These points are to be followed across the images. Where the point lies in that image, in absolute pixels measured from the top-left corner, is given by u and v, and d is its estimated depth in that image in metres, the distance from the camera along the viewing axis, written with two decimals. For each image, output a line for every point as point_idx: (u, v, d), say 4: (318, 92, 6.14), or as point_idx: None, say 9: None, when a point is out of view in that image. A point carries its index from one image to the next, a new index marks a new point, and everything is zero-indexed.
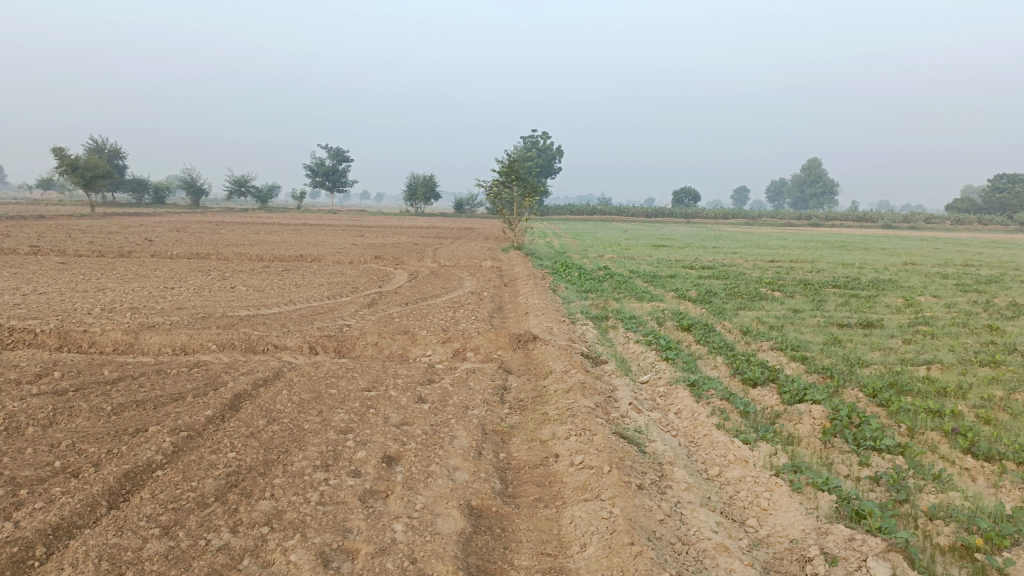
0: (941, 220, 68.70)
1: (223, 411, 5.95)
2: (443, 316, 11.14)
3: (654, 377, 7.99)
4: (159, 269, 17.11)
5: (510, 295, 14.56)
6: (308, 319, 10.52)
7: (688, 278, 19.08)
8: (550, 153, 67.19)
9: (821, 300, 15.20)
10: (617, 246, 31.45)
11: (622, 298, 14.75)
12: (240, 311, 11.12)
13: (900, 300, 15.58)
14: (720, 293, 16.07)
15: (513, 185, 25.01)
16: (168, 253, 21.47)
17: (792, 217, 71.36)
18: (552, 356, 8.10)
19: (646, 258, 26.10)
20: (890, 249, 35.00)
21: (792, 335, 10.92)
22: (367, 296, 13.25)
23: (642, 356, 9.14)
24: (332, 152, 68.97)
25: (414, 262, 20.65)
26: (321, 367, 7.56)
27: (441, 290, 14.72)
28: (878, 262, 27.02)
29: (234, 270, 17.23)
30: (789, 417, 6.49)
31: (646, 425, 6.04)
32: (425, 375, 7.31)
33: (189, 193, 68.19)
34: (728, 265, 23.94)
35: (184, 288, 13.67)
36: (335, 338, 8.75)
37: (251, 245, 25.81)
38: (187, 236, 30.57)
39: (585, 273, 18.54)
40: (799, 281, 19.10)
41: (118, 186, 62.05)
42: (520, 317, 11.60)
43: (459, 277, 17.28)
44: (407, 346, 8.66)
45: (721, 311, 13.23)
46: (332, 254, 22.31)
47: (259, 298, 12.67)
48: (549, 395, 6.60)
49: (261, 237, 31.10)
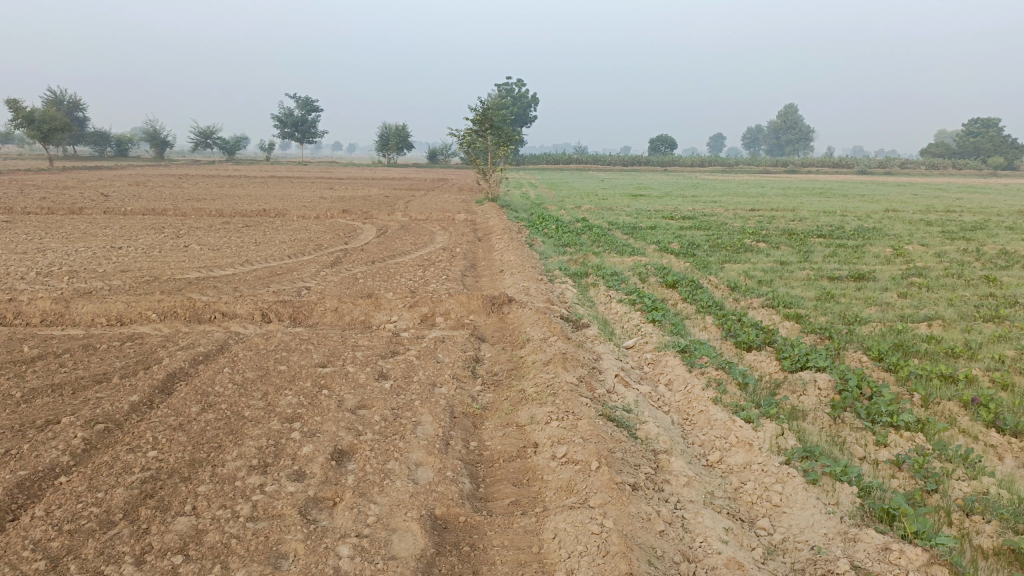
0: (916, 165, 68.48)
1: (153, 397, 5.19)
2: (412, 275, 10.35)
3: (640, 342, 7.32)
4: (110, 227, 16.04)
5: (484, 251, 13.77)
6: (264, 281, 9.69)
7: (669, 229, 18.41)
8: (525, 100, 65.74)
9: (808, 250, 14.58)
10: (595, 196, 30.64)
11: (601, 252, 14.03)
12: (190, 273, 10.24)
13: (889, 250, 15.01)
14: (704, 244, 15.40)
15: (487, 134, 24.01)
16: (122, 209, 20.29)
17: (768, 163, 70.88)
18: (528, 321, 7.38)
19: (625, 208, 25.38)
20: (870, 196, 34.45)
21: (783, 290, 10.29)
22: (332, 255, 12.41)
23: (626, 317, 8.47)
24: (300, 102, 66.76)
25: (384, 216, 19.72)
26: (271, 338, 6.78)
27: (411, 246, 13.88)
28: (859, 209, 26.52)
29: (191, 227, 16.25)
30: (792, 388, 5.86)
31: (635, 401, 5.37)
32: (388, 346, 6.57)
33: (153, 145, 65.84)
34: (710, 214, 23.28)
35: (134, 247, 12.70)
36: (290, 304, 7.95)
37: (213, 199, 24.62)
38: (147, 190, 29.21)
39: (562, 225, 17.74)
40: (783, 230, 18.48)
41: (77, 139, 59.65)
42: (494, 276, 10.85)
43: (430, 232, 16.43)
44: (370, 311, 7.89)
45: (706, 264, 12.56)
46: (298, 208, 21.28)
47: (214, 258, 11.75)
48: (526, 368, 5.90)
49: (225, 190, 29.75)
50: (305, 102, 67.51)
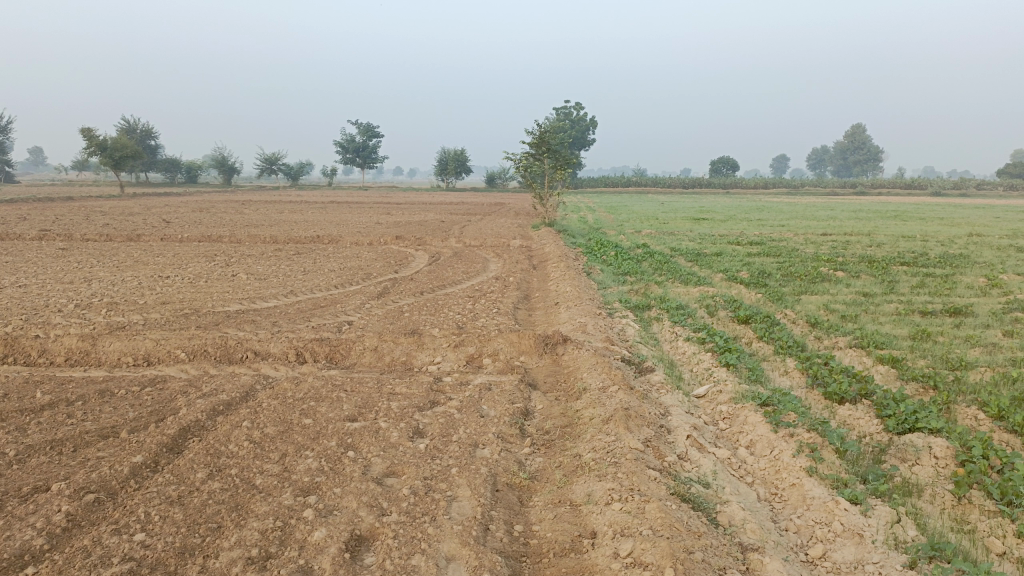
0: (994, 185, 65.27)
1: (158, 459, 4.58)
2: (461, 309, 9.68)
3: (713, 390, 6.45)
4: (162, 255, 15.88)
5: (539, 281, 13.03)
6: (306, 315, 9.16)
7: (736, 256, 17.39)
8: (584, 124, 65.26)
9: (892, 280, 13.41)
10: (655, 220, 29.68)
11: (664, 281, 13.14)
12: (231, 306, 9.78)
13: (983, 279, 13.70)
14: (776, 273, 14.38)
15: (544, 157, 23.42)
16: (178, 236, 20.27)
17: (835, 185, 68.54)
18: (586, 367, 6.58)
19: (687, 233, 24.38)
20: (948, 219, 32.63)
21: (871, 328, 9.25)
22: (379, 284, 11.87)
23: (695, 358, 7.60)
24: (362, 128, 67.56)
25: (437, 242, 19.20)
26: (302, 383, 6.16)
27: (463, 275, 13.25)
28: (941, 234, 24.87)
29: (243, 254, 16.00)
30: (901, 457, 4.92)
31: (714, 470, 4.53)
32: (427, 394, 5.87)
33: (219, 171, 67.51)
34: (779, 239, 22.08)
35: (180, 277, 12.38)
36: (327, 342, 7.35)
37: (269, 225, 24.57)
38: (208, 216, 29.49)
39: (622, 252, 16.89)
40: (861, 257, 17.25)
41: (149, 166, 61.54)
42: (549, 309, 10.11)
43: (484, 259, 15.80)
44: (412, 351, 7.22)
45: (781, 296, 11.55)
46: (351, 234, 20.97)
47: (258, 288, 11.31)
48: (583, 426, 5.11)
49: (283, 215, 29.82)
50: (366, 128, 68.30)
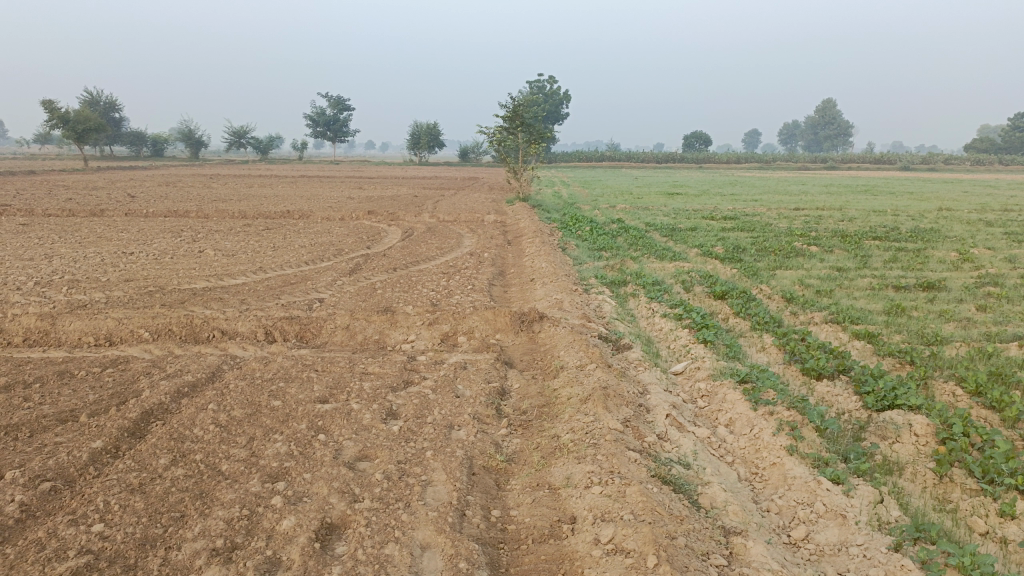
0: (962, 161, 66.10)
1: (119, 444, 4.39)
2: (435, 286, 9.50)
3: (691, 367, 6.37)
4: (126, 230, 15.45)
5: (514, 256, 12.88)
6: (275, 292, 8.93)
7: (710, 231, 17.37)
8: (558, 98, 64.82)
9: (866, 255, 13.45)
10: (629, 195, 29.61)
11: (640, 256, 13.07)
12: (198, 283, 9.51)
13: (954, 254, 13.80)
14: (750, 248, 14.36)
15: (518, 131, 23.15)
16: (144, 211, 19.75)
17: (807, 160, 69.00)
18: (562, 345, 6.46)
19: (662, 207, 24.32)
20: (918, 194, 32.96)
21: (847, 303, 9.25)
22: (351, 260, 11.64)
23: (672, 335, 7.52)
24: (333, 100, 66.42)
25: (410, 217, 18.93)
26: (270, 363, 5.98)
27: (437, 251, 13.05)
28: (912, 208, 25.09)
29: (210, 230, 15.62)
30: (880, 435, 4.89)
31: (694, 451, 4.45)
32: (401, 374, 5.72)
33: (187, 145, 66.10)
34: (753, 214, 22.12)
35: (145, 253, 12.03)
36: (297, 320, 7.15)
37: (238, 200, 24.05)
38: (175, 191, 28.84)
39: (597, 227, 16.78)
40: (834, 232, 17.32)
41: (113, 140, 60.04)
42: (525, 285, 9.98)
43: (458, 234, 15.59)
44: (384, 329, 7.05)
45: (756, 271, 11.52)
46: (323, 209, 20.60)
47: (226, 265, 11.03)
48: (561, 406, 5.00)
49: (253, 190, 29.26)
50: (338, 101, 67.15)
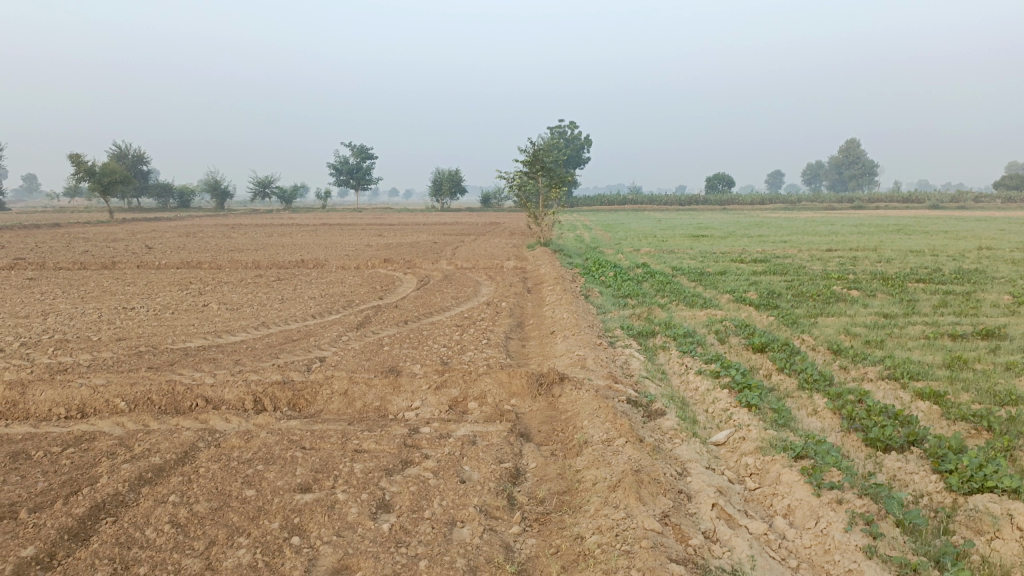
0: (993, 197, 64.75)
1: (54, 551, 3.65)
2: (446, 341, 8.78)
3: (735, 438, 5.53)
4: (134, 284, 14.95)
5: (534, 306, 12.13)
6: (274, 351, 8.25)
7: (740, 275, 16.55)
8: (579, 143, 64.84)
9: (911, 300, 12.53)
10: (653, 238, 28.92)
11: (668, 304, 12.27)
12: (193, 341, 8.88)
13: (1007, 297, 12.83)
14: (785, 293, 13.49)
15: (538, 175, 22.63)
16: (156, 263, 19.35)
17: (832, 199, 67.95)
18: (586, 414, 5.66)
19: (688, 251, 23.55)
20: (953, 232, 31.88)
21: (901, 355, 8.36)
22: (361, 313, 10.97)
23: (710, 396, 6.68)
24: (356, 149, 66.88)
25: (427, 265, 18.32)
26: (252, 440, 5.24)
27: (452, 301, 12.36)
28: (950, 247, 24.05)
29: (219, 281, 15.08)
30: (975, 528, 4.00)
31: (750, 556, 3.61)
32: (399, 451, 4.95)
33: (211, 195, 66.74)
34: (783, 256, 21.27)
35: (146, 309, 11.46)
36: (290, 385, 6.44)
37: (254, 250, 23.65)
38: (193, 241, 28.61)
39: (622, 273, 16.01)
40: (872, 274, 16.40)
41: (140, 192, 60.72)
42: (545, 339, 9.22)
43: (475, 283, 14.90)
44: (386, 394, 6.30)
45: (795, 320, 10.66)
46: (338, 258, 20.08)
47: (227, 320, 10.40)
48: (584, 495, 4.19)
49: (271, 240, 28.91)
50: (360, 149, 67.57)
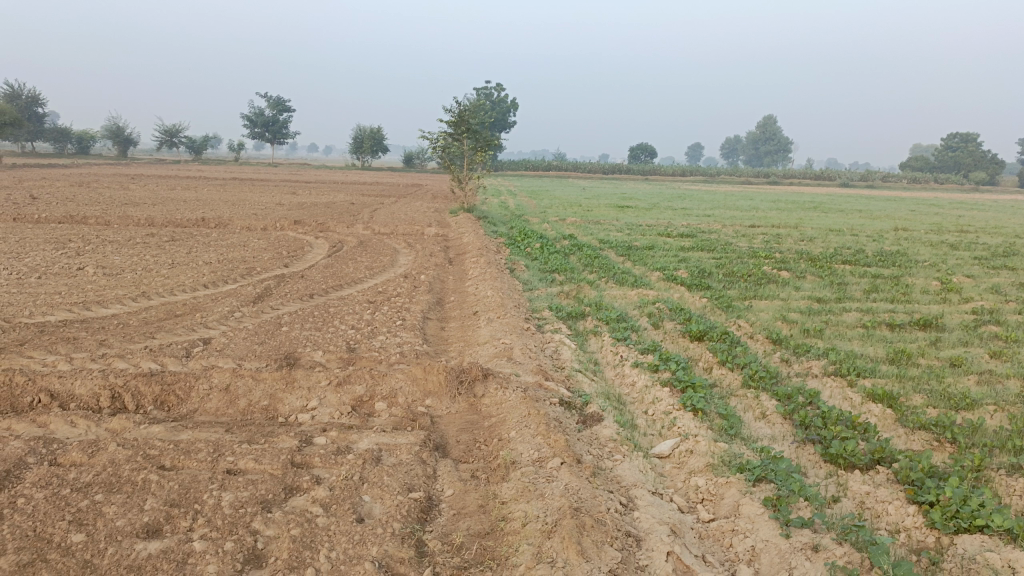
0: (900, 178, 67.24)
1: None
2: (355, 320, 7.78)
3: (683, 451, 4.82)
4: (3, 240, 13.18)
5: (455, 280, 11.23)
6: (150, 329, 7.08)
7: (669, 250, 16.06)
8: (504, 106, 63.56)
9: (842, 283, 12.23)
10: (579, 207, 28.28)
11: (597, 281, 11.57)
12: (55, 315, 7.57)
13: (933, 282, 12.70)
14: (717, 272, 13.00)
15: (463, 137, 21.53)
16: (36, 216, 17.37)
17: (751, 175, 69.13)
18: (513, 423, 4.84)
19: (614, 222, 23.00)
20: (868, 212, 32.53)
21: (844, 347, 7.88)
22: (262, 283, 9.81)
23: (651, 396, 5.96)
24: (272, 101, 63.58)
25: (341, 228, 17.08)
26: (98, 455, 4.19)
27: (366, 271, 11.31)
28: (869, 227, 24.31)
29: (105, 241, 13.49)
30: None
31: None
32: (283, 473, 4.00)
33: (114, 142, 62.38)
34: (709, 231, 20.94)
35: (9, 271, 9.93)
36: (160, 378, 5.36)
37: (152, 205, 21.72)
38: (86, 192, 26.24)
39: (549, 244, 15.24)
40: (799, 253, 16.15)
41: (34, 136, 56.06)
42: (466, 320, 8.35)
43: (393, 250, 13.84)
44: (276, 392, 5.31)
45: (729, 303, 10.12)
46: (244, 217, 18.53)
47: (103, 288, 9.07)
48: (512, 545, 3.36)
49: (174, 194, 26.80)
50: (278, 101, 64.22)
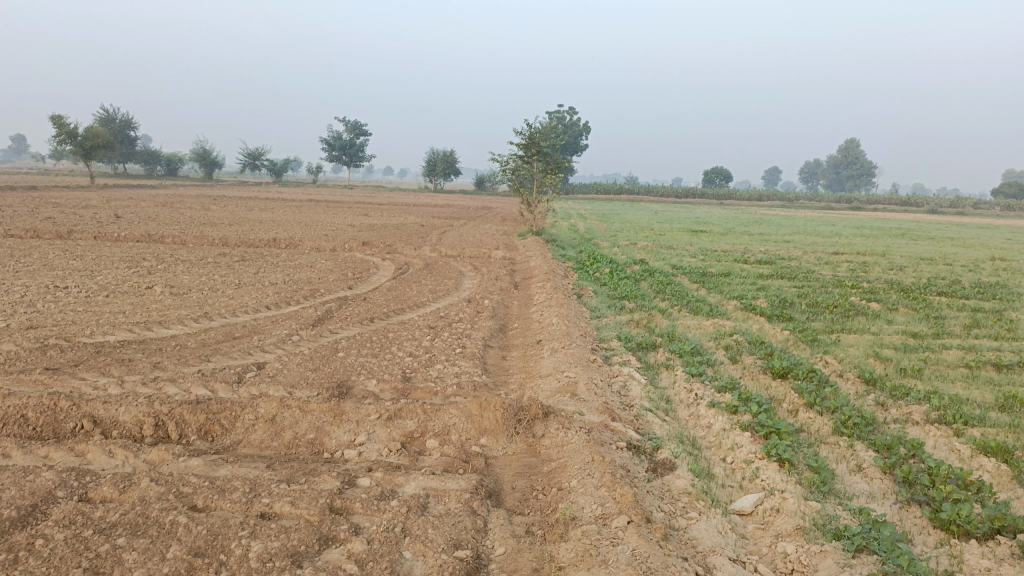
0: (993, 204, 63.83)
1: None
2: (413, 347, 7.46)
3: (768, 510, 4.25)
4: (82, 258, 13.49)
5: (520, 306, 10.84)
6: (205, 352, 6.91)
7: (746, 278, 15.30)
8: (576, 130, 63.35)
9: (938, 317, 11.29)
10: (650, 231, 27.62)
11: (670, 309, 10.99)
12: (116, 335, 7.51)
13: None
14: (799, 302, 12.22)
15: (533, 160, 21.27)
16: (118, 235, 17.86)
17: (832, 200, 66.74)
18: (575, 470, 4.38)
19: (687, 247, 22.26)
20: (960, 240, 30.72)
21: (946, 390, 7.11)
22: (324, 305, 9.63)
23: (730, 441, 5.39)
24: (349, 125, 65.08)
25: (409, 251, 16.95)
26: (129, 490, 3.93)
27: (430, 295, 11.04)
28: (963, 256, 22.82)
29: (178, 260, 13.67)
30: None
31: None
32: (320, 520, 3.64)
33: (199, 164, 64.92)
34: (788, 258, 19.99)
35: (81, 289, 10.05)
36: (205, 407, 5.11)
37: (228, 225, 22.16)
38: (168, 212, 27.06)
39: (619, 269, 14.71)
40: (888, 284, 15.15)
41: (127, 159, 58.80)
42: (530, 350, 7.92)
43: (459, 274, 13.57)
44: (323, 425, 4.99)
45: (814, 336, 9.40)
46: (315, 238, 18.64)
47: (168, 308, 9.04)
48: None
49: (251, 214, 27.41)
50: (354, 125, 65.65)
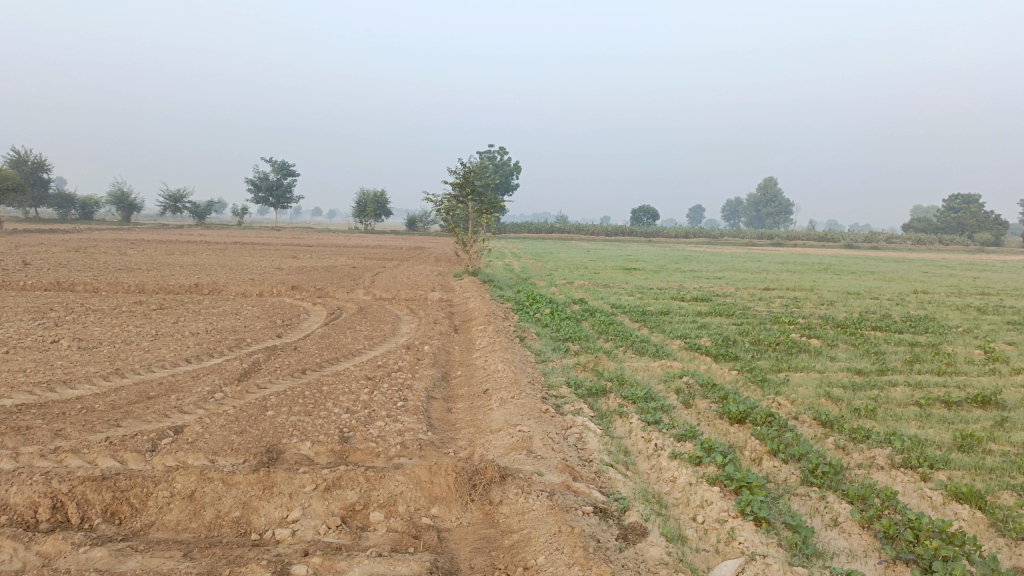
0: (905, 239, 66.86)
1: None
2: (351, 401, 6.88)
3: None
4: None
5: (461, 351, 10.36)
6: (116, 416, 6.17)
7: (685, 316, 15.21)
8: (507, 171, 63.74)
9: (878, 352, 11.33)
10: (585, 270, 27.60)
11: (615, 351, 10.69)
12: (12, 397, 6.68)
13: (975, 351, 11.81)
14: (741, 340, 12.12)
15: (467, 200, 20.96)
16: (23, 283, 16.60)
17: (755, 237, 68.79)
18: (541, 544, 3.93)
19: (624, 285, 22.22)
20: (880, 273, 31.85)
21: (903, 431, 6.95)
22: (251, 357, 8.93)
23: (699, 495, 5.02)
24: (276, 166, 63.80)
25: (342, 294, 16.28)
26: None
27: (365, 341, 10.45)
28: (887, 290, 23.48)
29: (89, 309, 12.67)
30: None
31: None
32: None
33: (117, 207, 62.39)
34: (723, 295, 20.13)
35: None
36: (112, 483, 4.44)
37: (147, 270, 21.00)
38: (81, 258, 25.50)
39: (559, 310, 14.41)
40: (823, 319, 15.30)
41: (38, 201, 55.99)
42: (476, 401, 7.44)
43: (395, 318, 13.00)
44: (251, 500, 4.39)
45: (763, 376, 9.23)
46: (241, 283, 17.74)
47: (75, 364, 8.20)
48: None
49: (173, 258, 26.15)
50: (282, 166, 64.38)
